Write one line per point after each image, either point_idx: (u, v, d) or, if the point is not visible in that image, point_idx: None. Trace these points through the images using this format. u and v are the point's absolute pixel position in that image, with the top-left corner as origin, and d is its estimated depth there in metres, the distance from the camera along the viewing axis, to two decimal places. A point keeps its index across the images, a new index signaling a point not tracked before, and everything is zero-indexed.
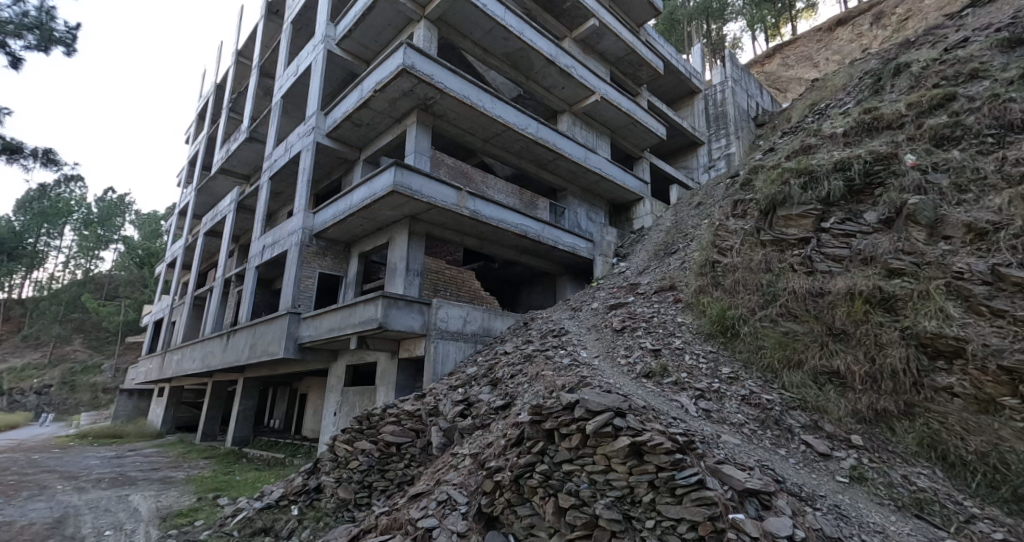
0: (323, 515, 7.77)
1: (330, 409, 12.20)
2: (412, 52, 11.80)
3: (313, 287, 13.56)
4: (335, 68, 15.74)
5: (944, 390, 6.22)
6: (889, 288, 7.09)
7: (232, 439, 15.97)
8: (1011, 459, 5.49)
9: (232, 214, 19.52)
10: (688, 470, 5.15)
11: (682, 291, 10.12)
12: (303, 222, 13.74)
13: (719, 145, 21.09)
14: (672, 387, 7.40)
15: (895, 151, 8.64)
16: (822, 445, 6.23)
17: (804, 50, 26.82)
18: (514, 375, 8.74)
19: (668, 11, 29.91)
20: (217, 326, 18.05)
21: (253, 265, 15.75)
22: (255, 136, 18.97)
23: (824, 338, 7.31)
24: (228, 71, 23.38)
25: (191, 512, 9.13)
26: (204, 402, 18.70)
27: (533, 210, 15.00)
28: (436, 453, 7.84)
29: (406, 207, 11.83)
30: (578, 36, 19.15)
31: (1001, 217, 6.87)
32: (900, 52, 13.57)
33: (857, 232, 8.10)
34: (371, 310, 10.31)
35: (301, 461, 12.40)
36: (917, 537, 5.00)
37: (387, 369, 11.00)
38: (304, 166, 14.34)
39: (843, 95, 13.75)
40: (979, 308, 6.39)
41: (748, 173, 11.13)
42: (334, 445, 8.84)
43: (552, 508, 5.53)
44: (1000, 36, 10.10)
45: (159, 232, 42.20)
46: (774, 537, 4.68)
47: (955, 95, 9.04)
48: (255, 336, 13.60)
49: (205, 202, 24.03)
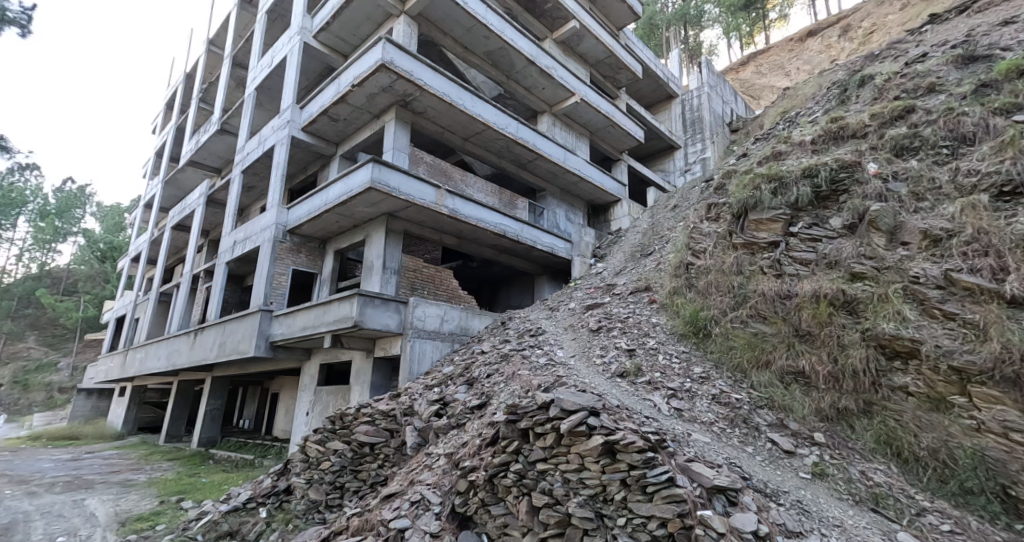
0: (293, 517, 7.61)
1: (302, 408, 11.99)
2: (391, 47, 11.68)
3: (286, 284, 13.25)
4: (312, 60, 15.42)
5: (900, 389, 6.49)
6: (852, 291, 7.37)
7: (198, 439, 15.51)
8: (959, 454, 5.81)
9: (201, 208, 18.90)
10: (659, 468, 5.23)
11: (657, 292, 10.34)
12: (276, 217, 13.41)
13: (695, 149, 21.53)
14: (645, 387, 7.54)
15: (859, 159, 8.97)
16: (786, 442, 6.46)
17: (776, 59, 27.66)
18: (490, 374, 8.71)
19: (646, 16, 30.39)
20: (183, 324, 17.50)
21: (223, 261, 15.30)
22: (227, 127, 18.43)
23: (791, 338, 7.55)
24: (199, 60, 22.64)
25: (152, 516, 8.81)
26: (168, 402, 18.09)
27: (511, 209, 14.99)
28: (411, 453, 7.78)
29: (383, 204, 11.68)
30: (558, 37, 19.27)
31: (954, 225, 7.23)
32: (865, 64, 14.14)
33: (823, 237, 8.39)
34: (346, 308, 10.18)
35: (271, 462, 12.18)
36: (873, 530, 5.23)
37: (362, 369, 10.87)
38: (278, 160, 13.99)
39: (812, 104, 14.27)
40: (933, 311, 6.72)
41: (722, 177, 11.43)
42: (305, 445, 8.70)
43: (525, 507, 5.59)
44: (956, 53, 10.68)
45: (123, 226, 40.68)
46: (740, 533, 4.82)
47: (914, 107, 9.50)
48: (224, 334, 13.23)
49: (172, 196, 23.25)
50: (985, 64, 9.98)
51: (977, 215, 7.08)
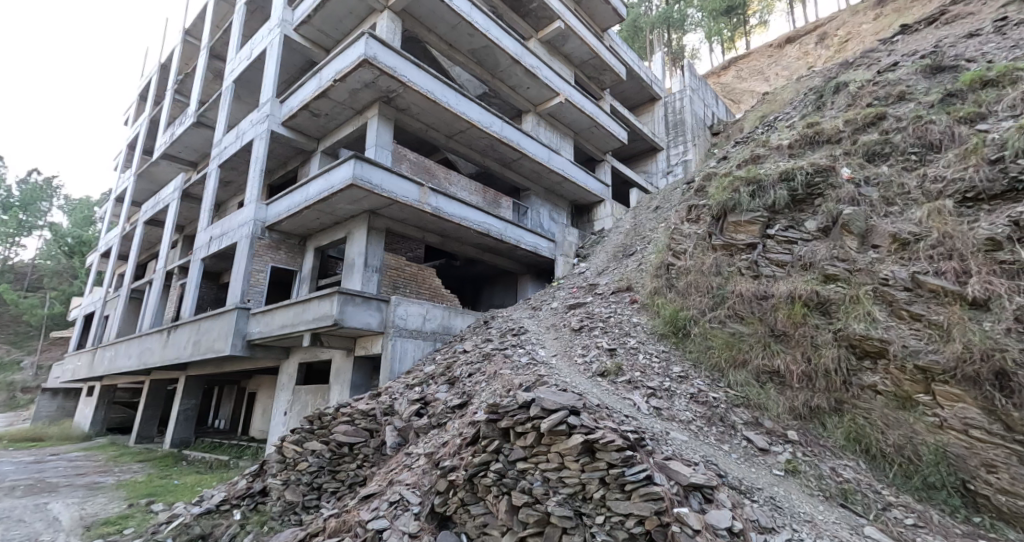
0: (268, 519, 7.44)
1: (279, 408, 11.81)
2: (374, 43, 11.54)
3: (264, 282, 13.00)
4: (293, 53, 15.14)
5: (869, 388, 6.68)
6: (825, 292, 7.57)
7: (171, 440, 15.10)
8: (923, 451, 6.02)
9: (175, 203, 18.40)
10: (637, 466, 5.29)
11: (638, 292, 10.46)
12: (254, 213, 13.11)
13: (677, 151, 21.79)
14: (625, 386, 7.64)
15: (833, 163, 9.20)
16: (760, 440, 6.60)
17: (756, 64, 28.24)
18: (471, 373, 8.68)
19: (630, 18, 30.69)
20: (155, 322, 17.01)
21: (198, 257, 14.94)
22: (203, 120, 17.98)
23: (766, 338, 7.70)
24: (174, 51, 22.01)
25: (120, 519, 8.55)
26: (139, 402, 17.58)
27: (495, 208, 14.95)
28: (390, 453, 7.71)
29: (365, 201, 11.55)
30: (544, 37, 19.30)
31: (921, 229, 7.48)
32: (840, 71, 14.53)
33: (798, 239, 8.58)
34: (326, 306, 10.04)
35: (247, 464, 11.90)
36: (842, 525, 5.39)
37: (342, 368, 10.74)
38: (256, 155, 13.70)
39: (789, 109, 14.61)
40: (901, 312, 6.94)
41: (702, 179, 11.64)
42: (282, 445, 8.55)
43: (504, 506, 5.61)
44: (925, 63, 11.06)
45: (91, 220, 39.26)
46: (715, 530, 4.92)
47: (886, 115, 9.81)
48: (199, 332, 12.89)
49: (145, 190, 22.60)
50: (951, 74, 10.36)
51: (943, 219, 7.34)
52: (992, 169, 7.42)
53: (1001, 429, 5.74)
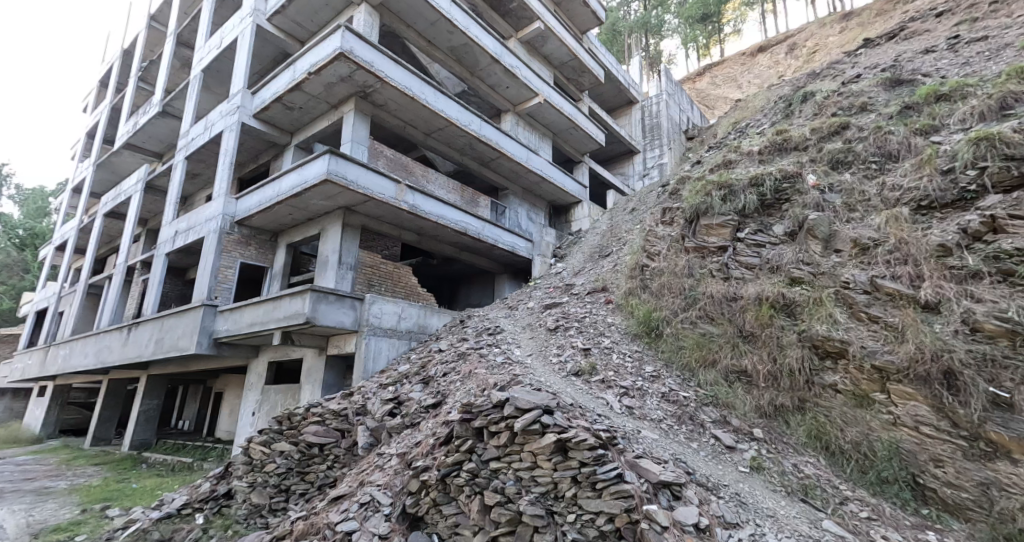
0: (233, 522, 7.25)
1: (247, 408, 11.51)
2: (351, 36, 11.33)
3: (232, 278, 12.60)
4: (265, 43, 14.72)
5: (830, 387, 6.92)
6: (790, 294, 7.80)
7: (131, 442, 14.49)
8: (879, 447, 6.28)
9: (138, 195, 17.67)
10: (608, 465, 5.35)
11: (613, 292, 10.60)
12: (223, 208, 12.70)
13: (653, 154, 22.09)
14: (599, 385, 7.72)
15: (800, 170, 9.52)
16: (728, 438, 6.77)
17: (729, 71, 28.95)
18: (446, 373, 8.62)
19: (609, 22, 31.03)
20: (115, 319, 16.31)
21: (163, 252, 14.37)
22: (169, 110, 17.31)
23: (735, 339, 7.89)
24: (139, 36, 21.12)
25: (72, 525, 8.17)
26: (96, 402, 16.80)
27: (473, 207, 14.89)
28: (362, 453, 7.59)
29: (339, 197, 11.33)
30: (523, 37, 19.32)
31: (880, 235, 7.79)
32: (808, 81, 15.04)
33: (766, 243, 8.82)
34: (298, 304, 9.80)
35: (211, 466, 11.52)
36: (802, 519, 5.57)
37: (314, 367, 10.51)
38: (226, 147, 13.27)
39: (760, 116, 15.04)
40: (860, 314, 7.21)
41: (676, 183, 11.86)
42: (249, 447, 8.32)
43: (476, 506, 5.59)
44: (887, 76, 11.55)
45: (46, 211, 37.49)
46: (682, 526, 5.03)
47: (849, 124, 10.20)
48: (162, 330, 12.38)
49: (104, 181, 21.63)
50: (909, 87, 10.86)
51: (899, 226, 7.65)
52: (944, 179, 7.78)
53: (948, 425, 6.07)
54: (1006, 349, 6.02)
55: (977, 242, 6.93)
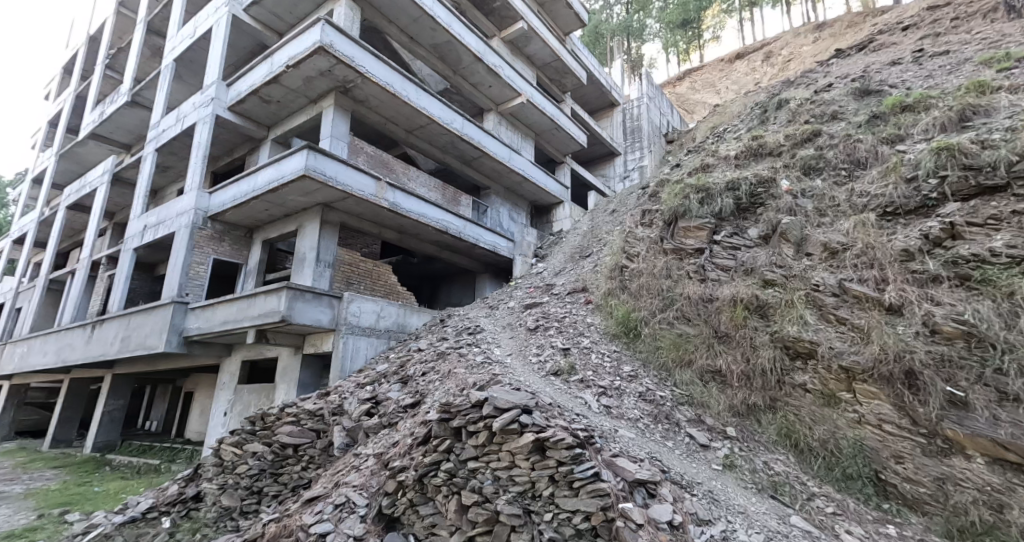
0: (202, 526, 7.08)
1: (219, 408, 11.23)
2: (331, 30, 11.14)
3: (205, 275, 12.27)
4: (241, 34, 14.37)
5: (800, 386, 7.10)
6: (764, 296, 7.96)
7: (94, 444, 13.98)
8: (845, 445, 6.49)
9: (104, 187, 17.05)
10: (585, 464, 5.38)
11: (593, 292, 10.70)
12: (196, 202, 12.35)
13: (634, 157, 22.34)
14: (578, 384, 7.78)
15: (774, 175, 9.75)
16: (702, 436, 6.91)
17: (707, 77, 29.52)
18: (425, 372, 8.55)
19: (592, 24, 31.28)
20: (77, 316, 15.70)
21: (130, 246, 13.90)
22: (138, 100, 16.74)
23: (710, 339, 8.04)
24: (107, 23, 20.36)
25: (28, 532, 7.83)
26: (56, 403, 16.15)
27: (454, 206, 14.81)
28: (338, 454, 7.46)
29: (318, 194, 11.14)
30: (506, 37, 19.32)
31: (849, 239, 8.01)
32: (782, 89, 15.43)
33: (742, 246, 9.01)
34: (273, 302, 9.59)
35: (180, 468, 11.19)
36: (772, 515, 5.71)
37: (289, 366, 10.32)
38: (199, 140, 12.90)
39: (737, 121, 15.37)
40: (830, 316, 7.39)
41: (656, 185, 12.02)
42: (220, 448, 8.12)
43: (454, 506, 5.58)
44: (857, 85, 11.92)
45: (4, 203, 35.95)
46: (656, 523, 5.10)
47: (821, 132, 10.50)
48: (129, 327, 11.97)
49: (67, 172, 20.79)
50: (877, 97, 11.24)
51: (867, 231, 7.89)
52: (908, 187, 8.07)
53: (909, 423, 6.30)
54: (962, 350, 6.29)
55: (937, 247, 7.19)
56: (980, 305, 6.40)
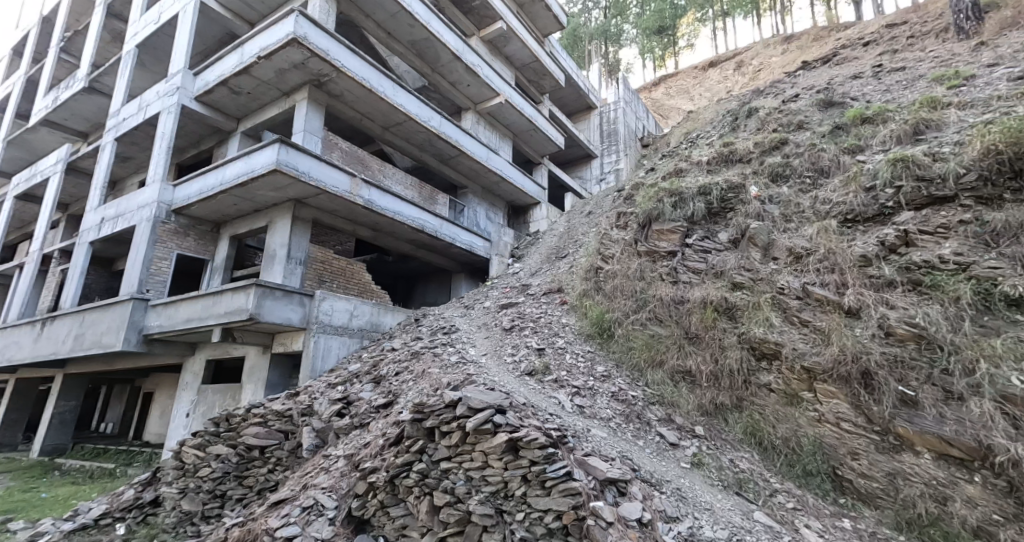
0: (160, 532, 6.90)
1: (181, 409, 10.85)
2: (306, 21, 10.88)
3: (168, 271, 11.82)
4: (210, 22, 13.89)
5: (765, 386, 7.29)
6: (733, 298, 8.15)
7: (42, 448, 13.30)
8: (806, 442, 6.71)
9: (57, 177, 16.25)
10: (557, 463, 5.40)
11: (567, 293, 10.78)
12: (159, 195, 11.89)
13: (610, 159, 22.59)
14: (552, 384, 7.82)
15: (744, 181, 10.02)
16: (672, 435, 7.04)
17: (682, 84, 30.14)
18: (398, 373, 8.43)
19: (571, 27, 31.50)
20: (26, 312, 14.91)
21: (87, 240, 13.29)
22: (97, 86, 15.99)
23: (681, 340, 8.18)
24: (63, 4, 19.40)
25: None
26: (1, 405, 15.31)
27: (431, 204, 14.67)
28: (306, 456, 7.28)
29: (289, 189, 10.87)
30: (485, 36, 19.28)
31: (812, 244, 8.27)
32: (752, 98, 15.87)
33: (713, 249, 9.21)
34: (240, 299, 9.31)
35: (136, 472, 10.77)
36: (737, 511, 5.87)
37: (257, 365, 10.05)
38: (164, 130, 12.42)
39: (709, 128, 15.72)
40: (794, 318, 7.62)
41: (630, 188, 12.19)
42: (181, 450, 7.84)
43: (425, 507, 5.54)
44: (822, 97, 12.34)
45: None
46: (626, 521, 5.16)
47: (787, 140, 10.83)
48: (83, 325, 11.42)
49: (16, 160, 19.70)
50: (840, 108, 11.67)
51: (829, 237, 8.17)
52: (867, 196, 8.40)
53: (864, 421, 6.55)
54: (913, 351, 6.56)
55: (893, 253, 7.51)
56: (931, 309, 6.71)
